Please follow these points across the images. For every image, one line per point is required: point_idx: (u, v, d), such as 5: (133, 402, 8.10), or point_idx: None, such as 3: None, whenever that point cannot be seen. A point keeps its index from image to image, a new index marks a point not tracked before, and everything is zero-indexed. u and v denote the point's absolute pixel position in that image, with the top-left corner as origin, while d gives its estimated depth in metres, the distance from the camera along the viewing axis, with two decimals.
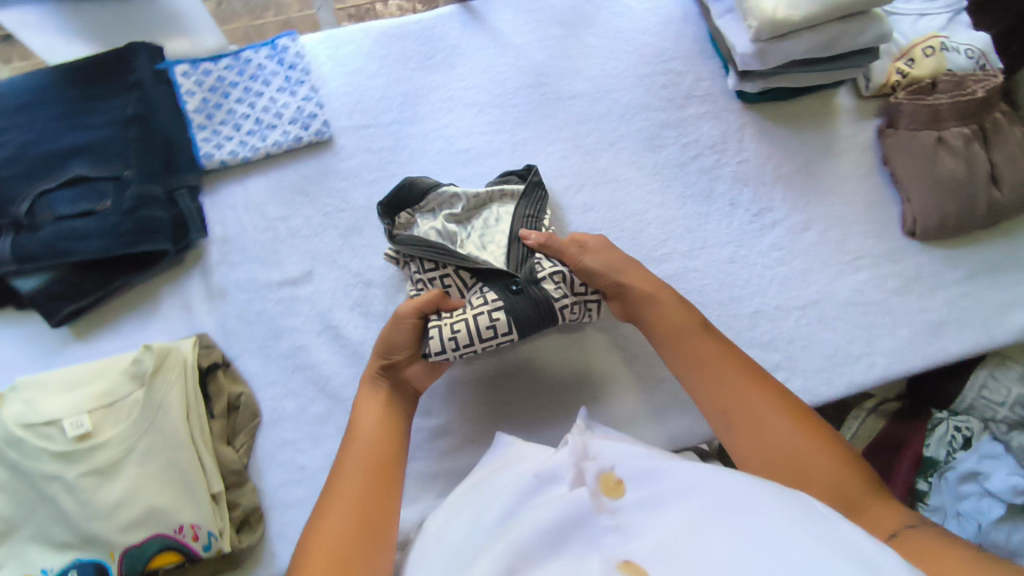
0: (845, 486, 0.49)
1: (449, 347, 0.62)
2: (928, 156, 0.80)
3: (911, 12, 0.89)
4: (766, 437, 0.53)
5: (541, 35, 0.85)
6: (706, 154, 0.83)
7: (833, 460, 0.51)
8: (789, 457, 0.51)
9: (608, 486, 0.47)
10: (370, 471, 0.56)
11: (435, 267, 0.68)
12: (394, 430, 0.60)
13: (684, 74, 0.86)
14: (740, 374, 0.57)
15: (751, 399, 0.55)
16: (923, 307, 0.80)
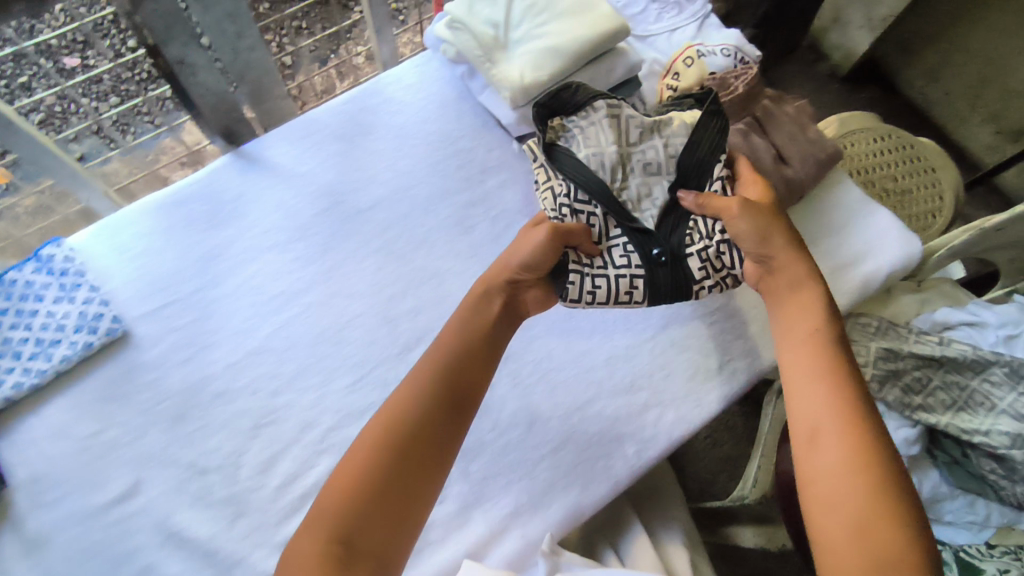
0: (891, 543, 0.45)
1: (585, 298, 0.70)
2: None
3: (661, 31, 0.94)
4: (829, 463, 0.50)
5: (322, 157, 0.84)
6: (516, 220, 0.83)
7: (877, 501, 0.47)
8: (853, 514, 0.47)
9: None
10: (451, 393, 0.58)
11: (586, 203, 0.72)
12: (480, 348, 0.62)
13: (473, 150, 0.85)
14: (831, 412, 0.53)
15: (832, 415, 0.53)
16: (764, 298, 0.81)
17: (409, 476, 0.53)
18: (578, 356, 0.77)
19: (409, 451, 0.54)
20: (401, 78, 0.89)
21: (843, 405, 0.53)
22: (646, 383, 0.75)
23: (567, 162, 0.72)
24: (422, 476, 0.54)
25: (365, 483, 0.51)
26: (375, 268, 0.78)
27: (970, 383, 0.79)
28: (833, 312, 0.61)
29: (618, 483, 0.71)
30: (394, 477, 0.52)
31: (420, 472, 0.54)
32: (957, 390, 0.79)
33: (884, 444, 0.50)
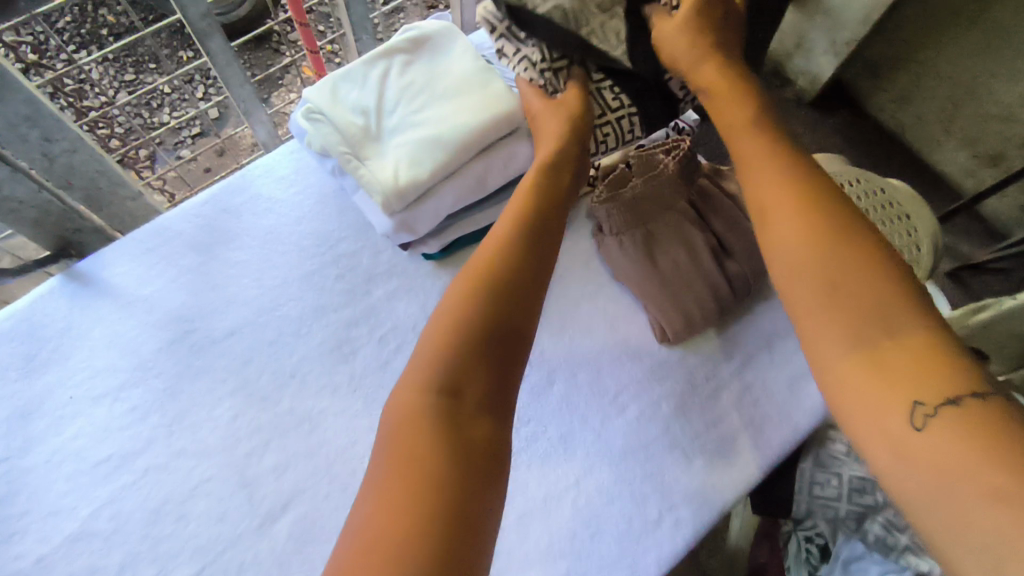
0: (903, 367, 0.39)
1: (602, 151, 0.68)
2: (646, 254, 0.69)
3: None
4: (800, 290, 0.45)
5: (172, 275, 0.70)
6: (409, 339, 0.69)
7: (891, 340, 0.40)
8: (870, 363, 0.40)
9: None
10: (508, 289, 0.51)
11: (561, 60, 0.63)
12: (535, 252, 0.54)
13: (357, 253, 0.72)
14: (851, 245, 0.44)
15: (813, 249, 0.45)
16: (711, 422, 0.67)
17: (464, 438, 0.45)
18: None
19: (468, 356, 0.48)
20: (271, 169, 0.76)
21: (810, 226, 0.46)
22: (569, 547, 0.61)
23: (542, 29, 0.61)
24: (473, 428, 0.46)
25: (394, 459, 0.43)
26: (230, 416, 0.64)
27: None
28: (772, 121, 0.55)
29: None
30: (432, 430, 0.44)
31: (475, 373, 0.48)
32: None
33: (890, 259, 0.43)
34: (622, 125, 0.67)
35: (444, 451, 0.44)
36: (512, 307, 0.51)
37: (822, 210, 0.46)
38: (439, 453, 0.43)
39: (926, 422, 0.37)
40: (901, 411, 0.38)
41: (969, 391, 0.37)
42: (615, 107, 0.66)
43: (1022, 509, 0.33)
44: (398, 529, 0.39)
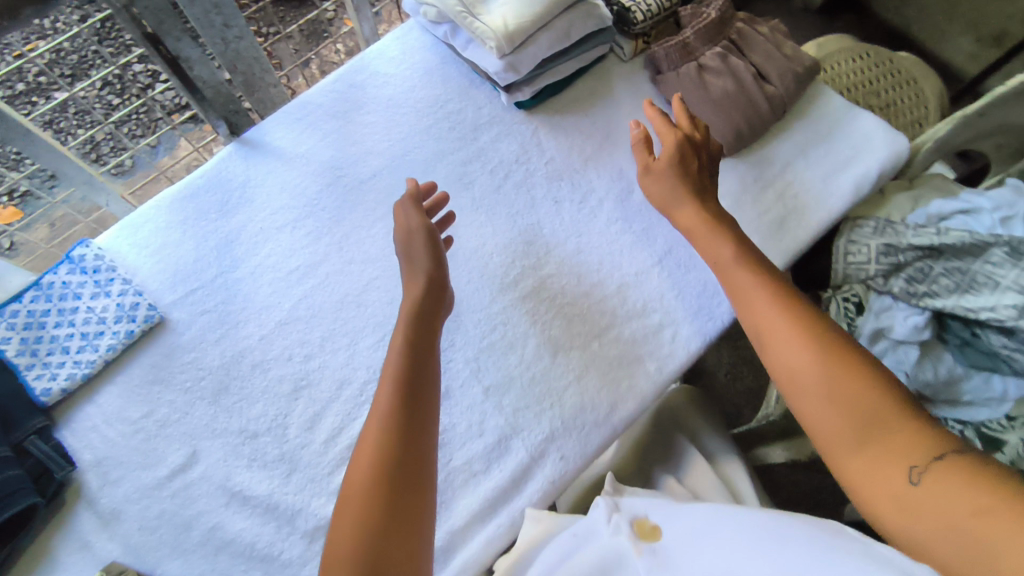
0: (896, 440, 0.49)
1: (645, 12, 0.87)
2: (697, 83, 0.85)
3: None
4: (809, 389, 0.55)
5: (319, 136, 0.88)
6: (514, 169, 0.86)
7: (893, 415, 0.51)
8: (852, 433, 0.52)
9: (644, 531, 0.56)
10: (408, 384, 0.60)
11: None
12: (419, 370, 0.62)
13: (463, 109, 0.89)
14: (814, 347, 0.57)
15: (800, 367, 0.57)
16: (760, 210, 0.84)
17: (407, 488, 0.54)
18: (589, 288, 0.81)
19: (400, 421, 0.57)
20: (384, 52, 0.93)
21: (790, 345, 0.59)
22: (659, 305, 0.80)
23: None
24: (410, 476, 0.55)
25: (361, 493, 0.53)
26: (384, 233, 0.83)
27: (972, 266, 0.81)
28: (748, 246, 0.70)
29: (643, 397, 0.76)
30: (376, 473, 0.54)
31: (412, 433, 0.57)
32: (959, 271, 0.81)
33: (862, 358, 0.55)
34: None
35: (405, 475, 0.55)
36: (426, 369, 0.62)
37: (787, 320, 0.60)
38: (372, 501, 0.52)
39: (921, 480, 0.46)
40: (901, 474, 0.47)
41: (949, 450, 0.47)
42: None
43: (997, 517, 0.40)
44: (349, 531, 0.51)
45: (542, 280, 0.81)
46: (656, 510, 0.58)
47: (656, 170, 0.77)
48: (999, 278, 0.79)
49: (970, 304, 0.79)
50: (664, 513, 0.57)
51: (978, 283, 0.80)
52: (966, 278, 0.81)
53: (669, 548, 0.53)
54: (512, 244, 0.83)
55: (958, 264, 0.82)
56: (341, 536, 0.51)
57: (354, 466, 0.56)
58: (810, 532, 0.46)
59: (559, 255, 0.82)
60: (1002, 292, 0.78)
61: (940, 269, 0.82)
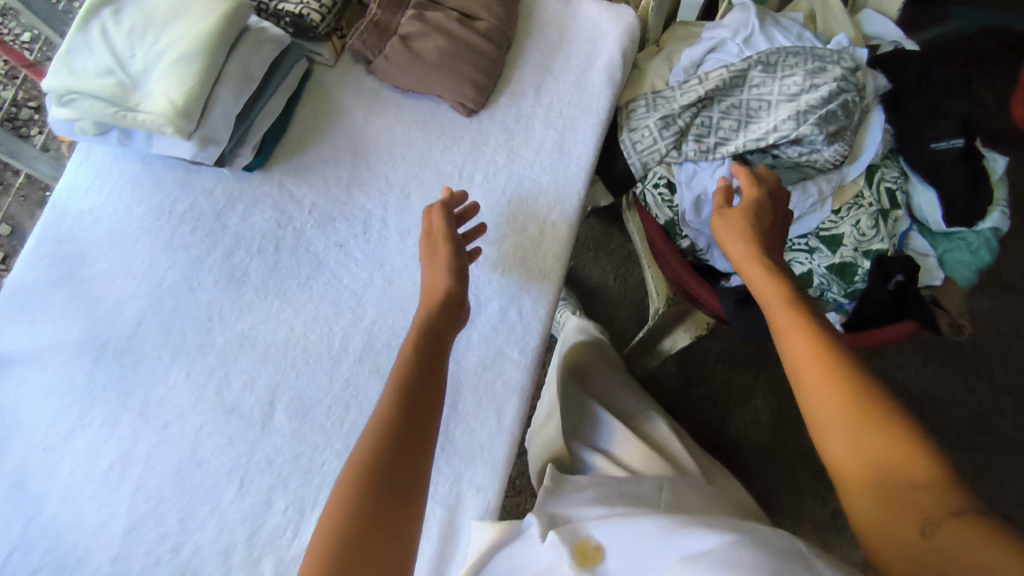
0: (903, 476, 0.47)
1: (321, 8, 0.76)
2: (410, 56, 0.78)
3: None
4: (830, 427, 0.53)
5: (57, 314, 0.75)
6: (281, 236, 0.78)
7: (911, 459, 0.48)
8: (867, 457, 0.50)
9: (587, 555, 0.57)
10: (407, 432, 0.56)
11: None
12: (424, 419, 0.58)
13: (195, 202, 0.79)
14: (828, 354, 0.56)
15: (826, 396, 0.54)
16: (536, 147, 0.79)
17: (390, 520, 0.53)
18: (418, 312, 0.74)
19: (391, 453, 0.55)
20: (74, 187, 0.80)
21: (810, 371, 0.56)
22: (492, 290, 0.74)
23: None
24: (397, 521, 0.53)
25: (339, 511, 0.52)
26: (183, 376, 0.73)
27: (742, 97, 0.82)
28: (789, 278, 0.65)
29: (521, 387, 0.72)
30: (356, 502, 0.52)
31: (399, 480, 0.54)
32: (733, 108, 0.82)
33: (868, 397, 0.52)
34: None
35: (389, 515, 0.53)
36: (427, 410, 0.59)
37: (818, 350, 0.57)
38: (349, 532, 0.51)
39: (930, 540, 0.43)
40: (912, 519, 0.45)
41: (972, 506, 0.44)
42: None
43: None
44: (319, 558, 0.50)
45: (369, 330, 0.74)
46: (601, 526, 0.58)
47: (733, 216, 0.71)
48: (767, 98, 0.81)
49: (757, 131, 0.80)
50: (606, 529, 0.57)
51: (752, 110, 0.82)
52: (742, 111, 0.82)
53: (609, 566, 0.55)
54: (320, 312, 0.75)
55: (732, 102, 0.82)
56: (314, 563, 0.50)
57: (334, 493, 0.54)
58: (721, 539, 0.46)
59: (372, 297, 0.75)
60: (776, 109, 0.80)
61: (716, 113, 0.82)
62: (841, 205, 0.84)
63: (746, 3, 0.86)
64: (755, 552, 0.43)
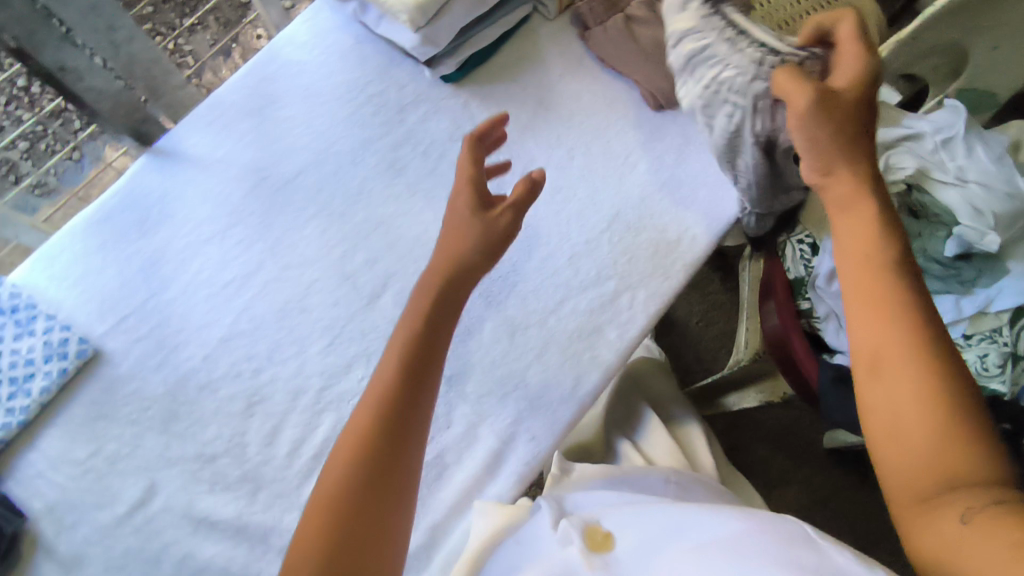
0: (940, 467, 0.41)
1: None
2: (627, 37, 0.82)
3: None
4: (903, 370, 0.44)
5: (238, 136, 0.83)
6: (449, 148, 0.82)
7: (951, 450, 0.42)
8: (903, 443, 0.43)
9: (598, 541, 0.59)
10: (400, 411, 0.54)
11: None
12: (416, 399, 0.55)
13: (387, 90, 0.85)
14: (899, 327, 0.45)
15: (892, 340, 0.45)
16: (704, 163, 0.81)
17: (389, 494, 0.52)
18: (539, 263, 0.78)
19: (383, 429, 0.53)
20: (292, 37, 0.88)
21: (878, 289, 0.47)
22: (612, 272, 0.77)
23: None
24: (388, 492, 0.52)
25: (341, 483, 0.51)
26: (319, 232, 0.79)
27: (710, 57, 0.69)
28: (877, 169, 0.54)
29: (607, 368, 0.74)
30: (354, 453, 0.52)
31: (391, 451, 0.53)
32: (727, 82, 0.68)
33: (921, 362, 0.44)
34: None
35: (384, 480, 0.52)
36: (430, 350, 0.58)
37: (884, 276, 0.47)
38: (349, 497, 0.51)
39: (972, 523, 0.39)
40: (952, 518, 0.40)
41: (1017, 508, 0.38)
42: None
43: None
44: (319, 507, 0.50)
45: None
46: (608, 516, 0.61)
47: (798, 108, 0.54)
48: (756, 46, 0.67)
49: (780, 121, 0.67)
50: (614, 518, 0.60)
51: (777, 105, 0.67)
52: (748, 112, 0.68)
53: (623, 557, 0.56)
54: None
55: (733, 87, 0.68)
56: (311, 522, 0.50)
57: (333, 459, 0.53)
58: (741, 523, 0.49)
59: None
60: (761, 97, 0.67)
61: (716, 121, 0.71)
62: (974, 333, 0.82)
63: (959, 107, 0.84)
64: (772, 534, 0.47)
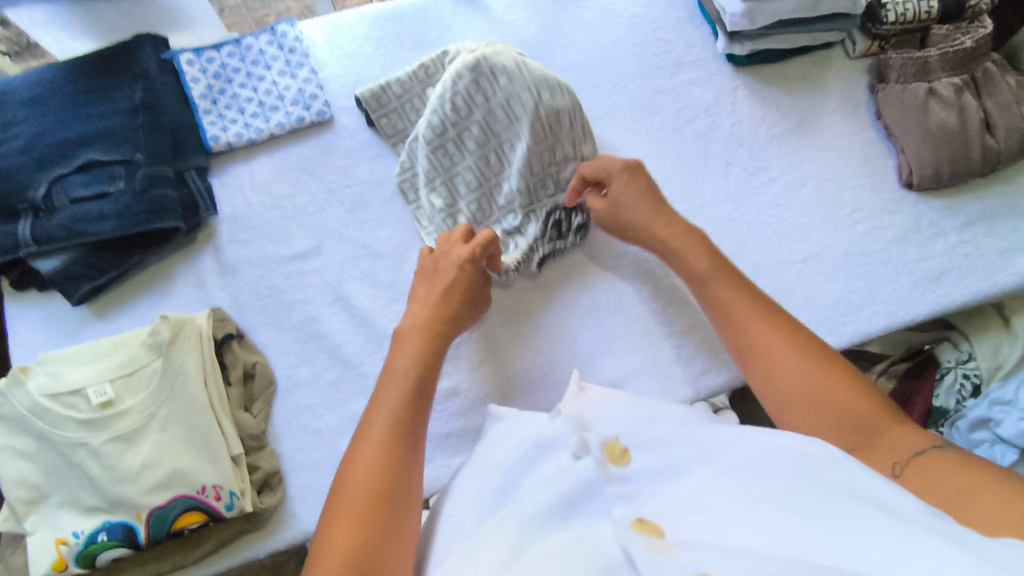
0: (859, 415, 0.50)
1: (900, 19, 0.82)
2: (919, 107, 0.80)
3: None
4: (786, 365, 0.54)
5: (532, 11, 0.87)
6: (700, 117, 0.84)
7: (858, 398, 0.51)
8: (826, 410, 0.51)
9: (614, 454, 0.45)
10: (389, 479, 0.50)
11: None
12: (410, 424, 0.55)
13: (674, 42, 0.87)
14: (778, 328, 0.57)
15: (758, 335, 0.57)
16: (924, 256, 0.79)
17: (400, 467, 0.51)
18: (727, 256, 0.78)
19: (383, 475, 0.50)
20: None
21: (733, 299, 0.61)
22: (785, 300, 0.77)
23: None
24: (405, 455, 0.53)
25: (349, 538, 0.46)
26: None
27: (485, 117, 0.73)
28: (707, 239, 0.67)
29: (737, 377, 0.73)
30: (359, 518, 0.47)
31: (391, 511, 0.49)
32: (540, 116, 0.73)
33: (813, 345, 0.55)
34: (922, 5, 0.82)
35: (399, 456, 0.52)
36: (417, 403, 0.56)
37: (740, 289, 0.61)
38: (362, 503, 0.48)
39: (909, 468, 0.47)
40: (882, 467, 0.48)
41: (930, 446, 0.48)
42: None
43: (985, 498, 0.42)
44: (358, 513, 0.48)
45: None
46: (626, 429, 0.47)
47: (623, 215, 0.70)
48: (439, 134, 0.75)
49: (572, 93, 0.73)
50: (635, 434, 0.46)
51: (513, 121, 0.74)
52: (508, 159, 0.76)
53: (645, 474, 0.44)
54: (670, 186, 0.81)
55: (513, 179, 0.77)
56: (344, 522, 0.47)
57: (353, 470, 0.51)
58: (762, 446, 0.44)
59: (710, 214, 0.80)
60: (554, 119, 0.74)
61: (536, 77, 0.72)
62: None
63: None
64: (808, 470, 0.41)
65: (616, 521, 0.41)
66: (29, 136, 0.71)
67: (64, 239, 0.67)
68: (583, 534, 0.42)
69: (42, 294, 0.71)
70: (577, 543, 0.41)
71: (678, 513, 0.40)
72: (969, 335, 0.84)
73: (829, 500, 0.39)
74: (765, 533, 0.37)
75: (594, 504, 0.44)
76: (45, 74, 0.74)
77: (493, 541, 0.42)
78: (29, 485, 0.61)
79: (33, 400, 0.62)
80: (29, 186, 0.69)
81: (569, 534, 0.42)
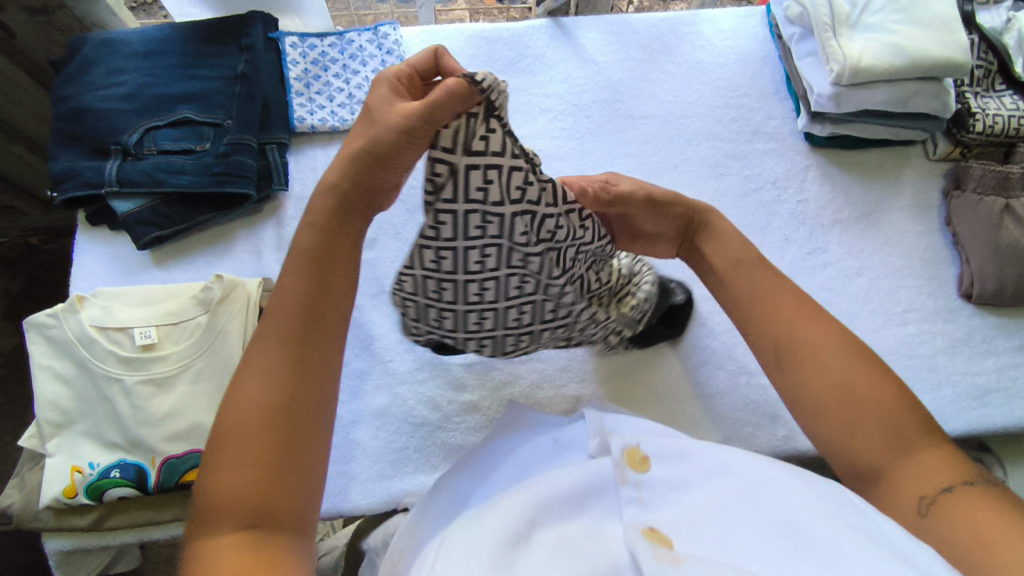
0: (869, 418, 0.44)
1: (986, 132, 0.82)
2: (992, 221, 0.78)
3: (1005, 91, 0.85)
4: (828, 364, 0.47)
5: (623, 56, 0.90)
6: (767, 188, 0.84)
7: (863, 380, 0.46)
8: (844, 400, 0.46)
9: (633, 460, 0.46)
10: (285, 392, 0.42)
11: (983, 59, 0.85)
12: (306, 334, 0.44)
13: (755, 111, 0.88)
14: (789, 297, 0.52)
15: (787, 314, 0.51)
16: (971, 371, 0.76)
17: (298, 414, 0.42)
18: None
19: (268, 412, 0.41)
20: (717, 21, 0.93)
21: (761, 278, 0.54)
22: None
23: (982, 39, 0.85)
24: (311, 395, 0.43)
25: (247, 472, 0.39)
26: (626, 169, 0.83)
27: None
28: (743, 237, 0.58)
29: (758, 453, 0.71)
30: (257, 456, 0.40)
31: (293, 436, 0.41)
32: None
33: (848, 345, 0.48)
34: (1013, 121, 0.82)
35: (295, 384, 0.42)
36: (325, 299, 0.46)
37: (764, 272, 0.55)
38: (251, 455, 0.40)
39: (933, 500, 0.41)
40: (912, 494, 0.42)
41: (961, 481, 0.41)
42: (1012, 108, 0.82)
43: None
44: (251, 442, 0.40)
45: None
46: (648, 439, 0.48)
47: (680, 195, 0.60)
48: None
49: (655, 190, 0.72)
50: (657, 444, 0.48)
51: None
52: None
53: (659, 484, 0.44)
54: None
55: None
56: (231, 476, 0.39)
57: (246, 381, 0.42)
58: (776, 478, 0.43)
59: None
60: None
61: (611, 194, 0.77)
62: None
63: None
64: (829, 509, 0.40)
65: (626, 526, 0.41)
66: (135, 85, 0.75)
67: (144, 185, 0.71)
68: (592, 530, 0.41)
69: (112, 233, 0.75)
70: (587, 539, 0.40)
71: (688, 531, 0.39)
72: (1002, 461, 0.80)
73: (846, 538, 0.37)
74: (777, 555, 0.36)
75: (605, 504, 0.44)
76: (162, 32, 0.79)
77: (509, 501, 0.42)
78: (59, 409, 0.64)
79: (83, 329, 0.65)
80: (124, 131, 0.73)
81: (578, 525, 0.41)
